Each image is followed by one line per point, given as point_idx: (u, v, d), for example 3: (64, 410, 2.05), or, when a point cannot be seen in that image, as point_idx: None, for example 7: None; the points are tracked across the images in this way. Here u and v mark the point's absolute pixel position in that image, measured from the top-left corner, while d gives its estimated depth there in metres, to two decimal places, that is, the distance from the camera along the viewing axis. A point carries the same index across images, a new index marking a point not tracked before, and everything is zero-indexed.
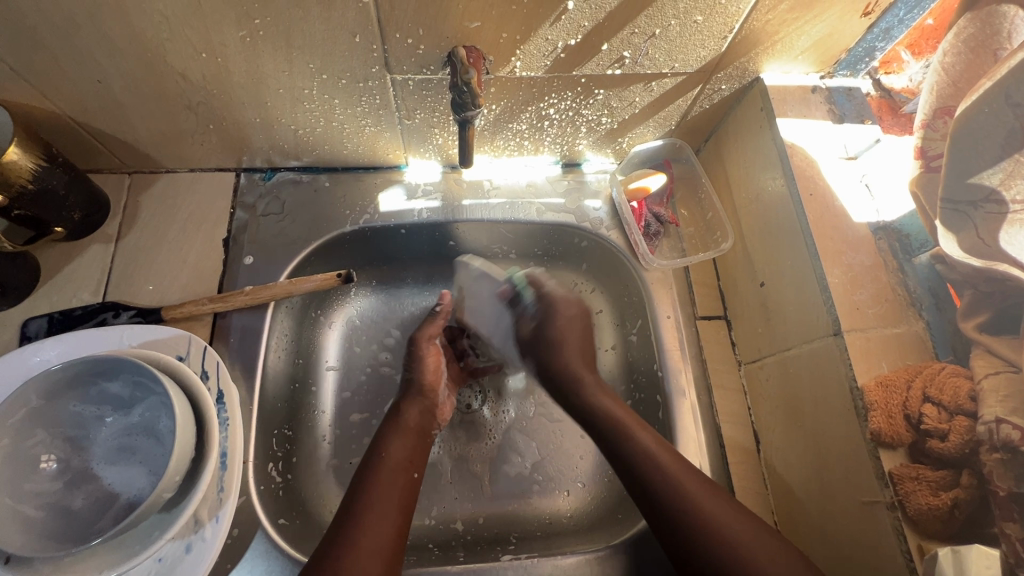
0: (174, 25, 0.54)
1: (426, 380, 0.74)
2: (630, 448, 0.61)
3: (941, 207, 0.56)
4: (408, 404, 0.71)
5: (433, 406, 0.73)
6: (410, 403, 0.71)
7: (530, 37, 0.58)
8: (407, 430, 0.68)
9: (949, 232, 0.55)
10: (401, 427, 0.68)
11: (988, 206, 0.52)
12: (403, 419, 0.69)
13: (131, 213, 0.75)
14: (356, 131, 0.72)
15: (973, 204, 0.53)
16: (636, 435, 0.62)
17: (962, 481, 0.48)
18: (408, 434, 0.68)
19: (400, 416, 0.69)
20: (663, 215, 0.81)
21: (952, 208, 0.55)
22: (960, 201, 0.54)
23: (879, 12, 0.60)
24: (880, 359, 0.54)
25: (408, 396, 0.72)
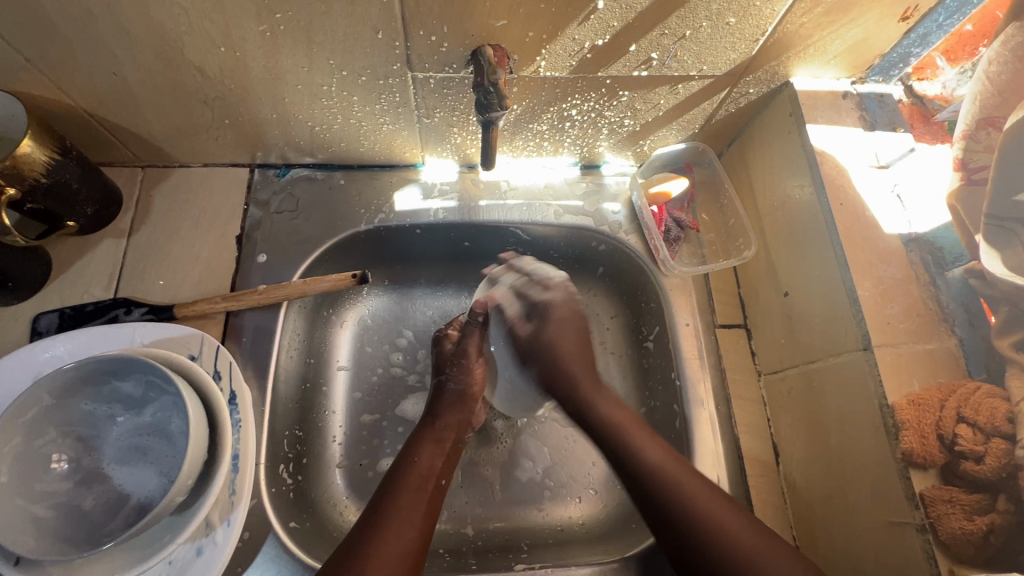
0: (193, 18, 0.52)
1: (471, 389, 0.72)
2: (624, 452, 0.60)
3: (985, 222, 0.56)
4: (447, 409, 0.70)
5: (471, 417, 0.72)
6: (449, 410, 0.70)
7: (556, 37, 0.56)
8: (442, 439, 0.67)
9: (993, 248, 0.54)
10: (437, 434, 0.67)
11: None
12: (439, 426, 0.68)
13: (143, 208, 0.74)
14: (374, 129, 0.71)
15: (1019, 221, 0.54)
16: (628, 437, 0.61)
17: (998, 506, 0.47)
18: (442, 443, 0.67)
19: (438, 422, 0.68)
20: (684, 220, 0.79)
21: (996, 225, 0.55)
22: (1006, 218, 0.54)
23: (918, 17, 0.58)
24: (911, 376, 0.53)
25: (446, 403, 0.70)
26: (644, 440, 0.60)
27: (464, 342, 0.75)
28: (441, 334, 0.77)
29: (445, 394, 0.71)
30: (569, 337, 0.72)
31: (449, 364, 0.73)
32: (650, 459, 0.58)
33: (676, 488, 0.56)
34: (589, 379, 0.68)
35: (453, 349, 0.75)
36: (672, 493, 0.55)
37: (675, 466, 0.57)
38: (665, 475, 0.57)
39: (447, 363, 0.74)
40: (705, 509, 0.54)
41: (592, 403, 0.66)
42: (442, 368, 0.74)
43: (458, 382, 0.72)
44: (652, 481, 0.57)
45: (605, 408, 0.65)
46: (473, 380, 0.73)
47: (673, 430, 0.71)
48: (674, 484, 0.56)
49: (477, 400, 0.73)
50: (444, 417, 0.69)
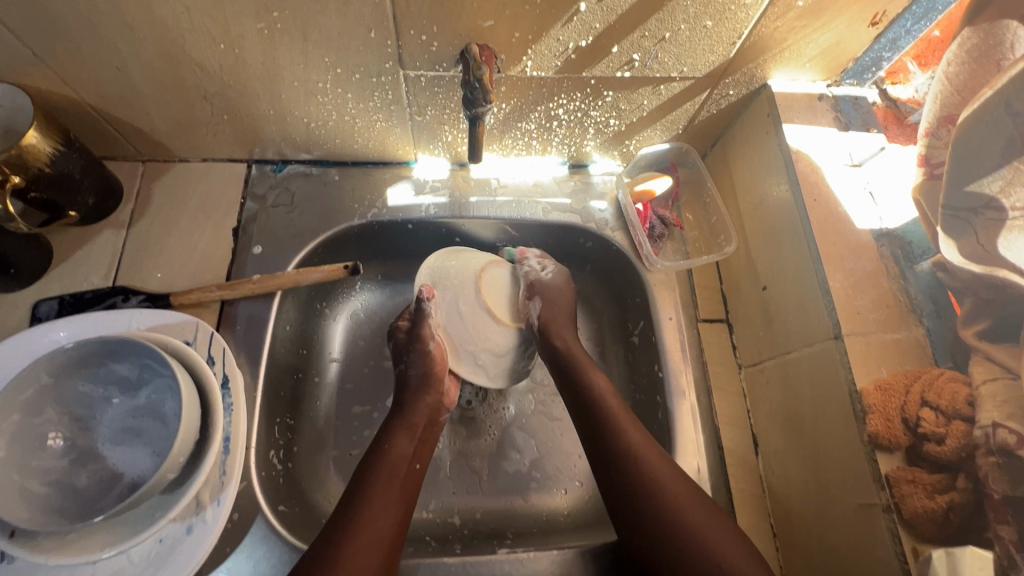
0: (194, 15, 0.55)
1: (433, 371, 0.72)
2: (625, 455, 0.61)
3: (941, 214, 0.57)
4: (414, 396, 0.71)
5: (441, 397, 0.73)
6: (415, 397, 0.71)
7: (541, 37, 0.59)
8: (414, 425, 0.69)
9: (949, 239, 0.56)
10: (408, 422, 0.69)
11: (988, 213, 0.53)
12: (410, 414, 0.70)
13: (143, 201, 0.77)
14: (368, 126, 0.74)
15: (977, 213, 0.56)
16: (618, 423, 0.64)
17: (958, 484, 0.48)
18: (415, 429, 0.69)
19: (407, 410, 0.70)
20: (668, 217, 0.82)
21: (952, 215, 0.56)
22: (960, 208, 0.56)
23: (886, 22, 0.61)
24: (880, 364, 0.55)
25: (412, 391, 0.71)
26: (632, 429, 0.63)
27: (413, 330, 0.75)
28: (392, 326, 0.77)
29: (407, 381, 0.72)
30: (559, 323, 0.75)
31: (408, 351, 0.73)
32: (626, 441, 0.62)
33: (647, 476, 0.59)
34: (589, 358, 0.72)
35: (406, 337, 0.75)
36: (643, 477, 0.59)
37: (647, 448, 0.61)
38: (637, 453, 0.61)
39: (405, 351, 0.74)
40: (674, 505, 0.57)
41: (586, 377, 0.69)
42: (402, 356, 0.74)
43: (419, 367, 0.72)
44: (628, 464, 0.60)
45: (605, 393, 0.67)
46: (432, 361, 0.73)
47: (655, 421, 0.73)
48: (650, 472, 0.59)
49: (443, 377, 0.73)
50: (411, 404, 0.70)
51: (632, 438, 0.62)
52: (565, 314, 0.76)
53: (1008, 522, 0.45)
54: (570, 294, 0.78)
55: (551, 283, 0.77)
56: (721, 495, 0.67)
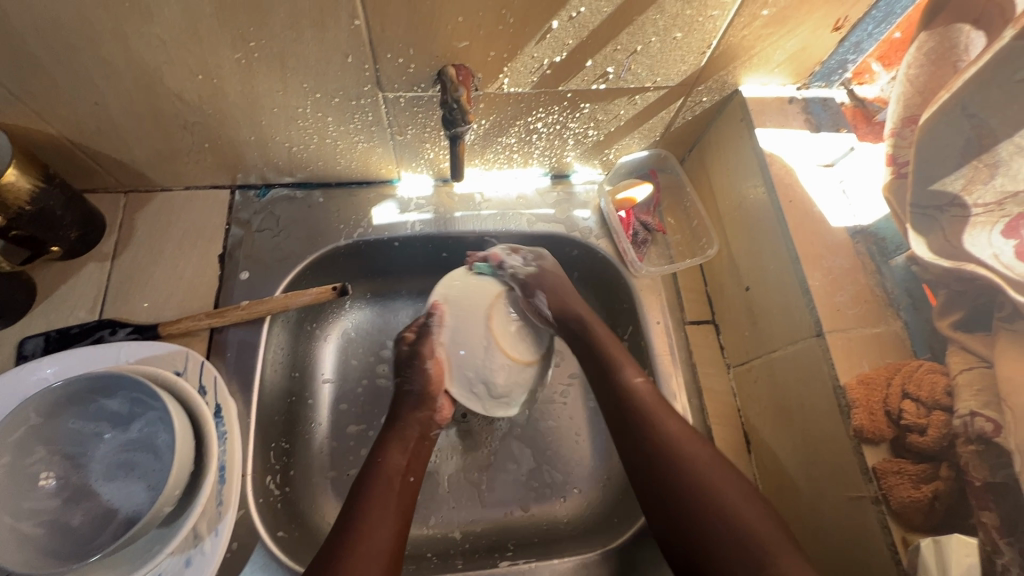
0: (171, 49, 0.55)
1: (429, 389, 0.73)
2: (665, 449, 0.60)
3: (910, 210, 0.58)
4: (407, 411, 0.71)
5: (434, 414, 0.73)
6: (410, 411, 0.71)
7: (516, 55, 0.60)
8: (406, 438, 0.69)
9: (920, 235, 0.57)
10: (400, 435, 0.69)
11: (953, 210, 0.55)
12: (402, 428, 0.70)
13: (127, 232, 0.76)
14: (349, 148, 0.74)
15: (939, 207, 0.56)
16: (659, 423, 0.62)
17: (941, 473, 0.49)
18: (407, 441, 0.69)
19: (399, 423, 0.70)
20: (650, 223, 0.83)
21: (921, 212, 0.57)
22: (928, 205, 0.57)
23: (849, 27, 0.63)
24: (861, 359, 0.56)
25: (408, 404, 0.72)
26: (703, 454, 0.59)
27: (418, 343, 0.75)
28: (397, 337, 0.77)
29: (403, 396, 0.73)
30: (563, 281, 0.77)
31: (407, 367, 0.74)
32: (663, 432, 0.61)
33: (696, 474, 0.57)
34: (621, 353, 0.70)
35: (408, 350, 0.75)
36: (689, 472, 0.58)
37: (683, 442, 0.60)
38: (672, 443, 0.60)
39: (404, 366, 0.75)
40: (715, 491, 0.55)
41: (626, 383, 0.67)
42: (401, 371, 0.74)
43: (416, 384, 0.73)
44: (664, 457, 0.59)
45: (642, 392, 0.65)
46: (429, 380, 0.73)
47: None
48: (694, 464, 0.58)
49: (438, 395, 0.74)
50: (406, 419, 0.71)
51: (670, 430, 0.61)
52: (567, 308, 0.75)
53: (990, 508, 0.46)
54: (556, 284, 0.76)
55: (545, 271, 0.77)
56: None
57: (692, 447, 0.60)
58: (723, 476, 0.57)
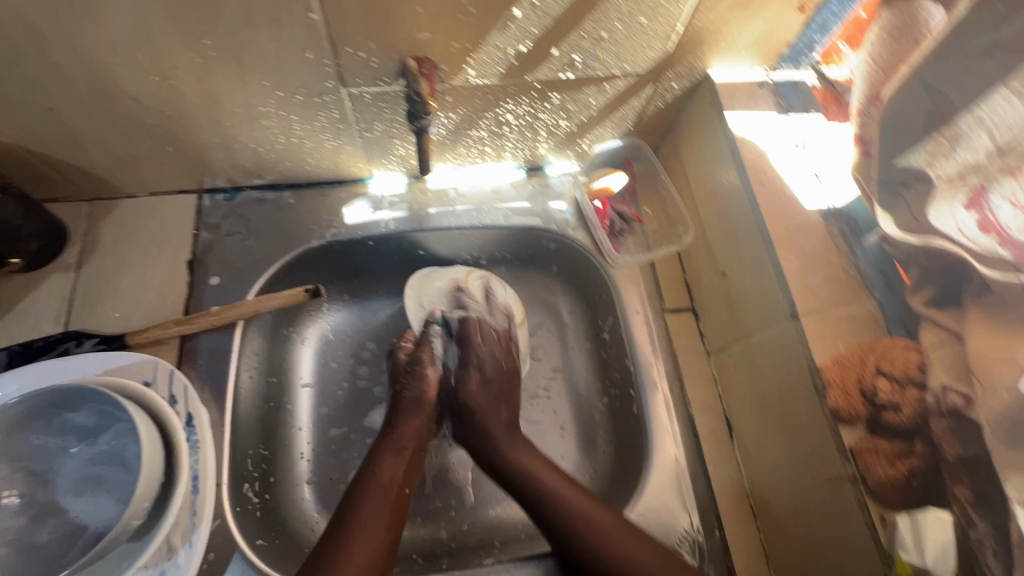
0: (122, 49, 0.54)
1: (427, 395, 0.72)
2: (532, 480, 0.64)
3: (876, 189, 0.55)
4: (404, 418, 0.70)
5: (431, 422, 0.71)
6: (406, 419, 0.70)
7: (480, 46, 0.59)
8: (402, 447, 0.67)
9: (886, 213, 0.54)
10: (396, 444, 0.67)
11: (917, 185, 0.51)
12: (398, 436, 0.68)
13: (91, 240, 0.74)
14: (317, 146, 0.73)
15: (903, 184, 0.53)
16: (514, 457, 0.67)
17: (917, 449, 0.49)
18: (404, 451, 0.67)
19: (396, 432, 0.68)
20: (626, 213, 0.83)
21: (886, 190, 0.54)
22: (892, 181, 0.53)
23: (813, 7, 0.62)
24: (836, 339, 0.56)
25: (405, 412, 0.70)
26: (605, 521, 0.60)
27: (417, 350, 0.75)
28: (394, 347, 0.77)
29: (401, 403, 0.71)
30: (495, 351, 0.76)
31: (404, 373, 0.73)
32: (522, 464, 0.66)
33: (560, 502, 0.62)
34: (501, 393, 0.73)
35: (408, 360, 0.75)
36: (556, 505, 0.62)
37: (545, 473, 0.65)
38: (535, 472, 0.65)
39: (402, 374, 0.74)
40: (582, 517, 0.61)
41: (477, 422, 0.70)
42: (399, 379, 0.73)
43: (413, 390, 0.72)
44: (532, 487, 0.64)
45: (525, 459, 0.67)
46: (428, 385, 0.72)
47: (632, 415, 0.74)
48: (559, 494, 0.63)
49: (436, 404, 0.73)
50: (401, 427, 0.69)
51: (528, 463, 0.66)
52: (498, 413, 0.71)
53: (963, 482, 0.46)
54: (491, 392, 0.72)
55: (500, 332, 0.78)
56: (701, 482, 0.68)
57: (555, 479, 0.64)
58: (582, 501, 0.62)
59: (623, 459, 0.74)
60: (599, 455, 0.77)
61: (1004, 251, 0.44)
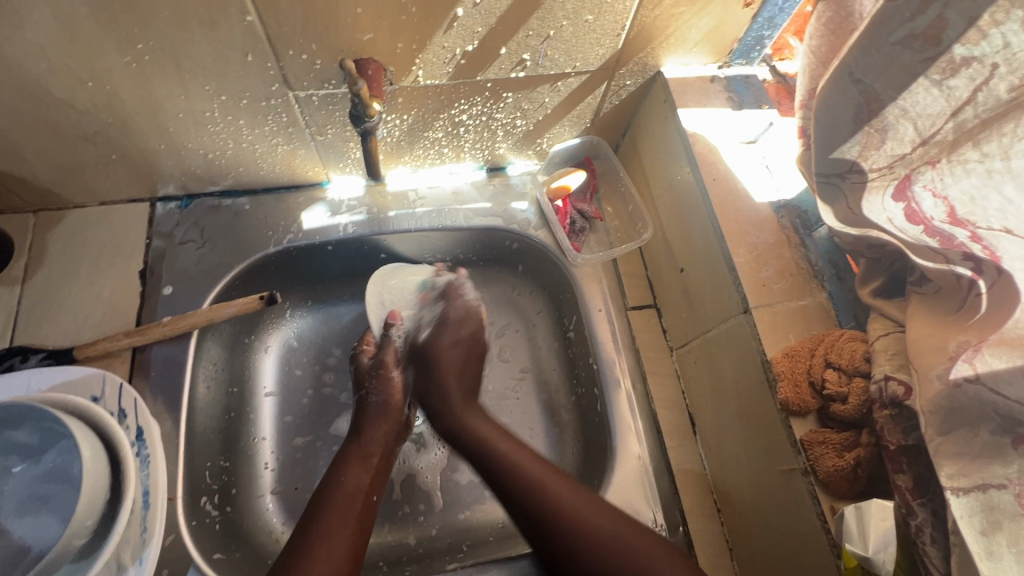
0: (52, 56, 0.52)
1: (394, 400, 0.71)
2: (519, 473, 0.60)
3: (816, 180, 0.52)
4: (371, 425, 0.68)
5: (399, 428, 0.70)
6: (374, 424, 0.69)
7: (426, 46, 0.59)
8: (369, 455, 0.66)
9: (825, 205, 0.53)
10: (363, 451, 0.66)
11: (853, 177, 0.49)
12: (367, 443, 0.67)
13: (38, 253, 0.72)
14: (269, 151, 0.72)
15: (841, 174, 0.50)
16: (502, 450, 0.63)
17: (863, 440, 0.49)
18: (370, 458, 0.66)
19: (364, 438, 0.67)
20: (588, 211, 0.83)
21: (825, 181, 0.51)
22: (830, 173, 0.51)
23: (759, 3, 0.63)
24: (788, 332, 0.57)
25: (371, 418, 0.69)
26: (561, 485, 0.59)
27: (379, 354, 0.74)
28: (356, 350, 0.75)
29: (367, 408, 0.70)
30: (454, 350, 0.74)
31: (369, 378, 0.72)
32: (510, 455, 0.62)
33: (547, 496, 0.57)
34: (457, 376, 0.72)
35: (370, 363, 0.74)
36: (543, 501, 0.57)
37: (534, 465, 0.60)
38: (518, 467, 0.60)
39: (365, 378, 0.73)
40: (567, 509, 0.56)
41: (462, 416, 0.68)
42: (364, 383, 0.72)
43: (379, 394, 0.71)
44: (516, 482, 0.59)
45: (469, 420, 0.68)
46: (394, 390, 0.72)
47: (597, 413, 0.73)
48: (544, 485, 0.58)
49: (403, 410, 0.72)
50: (368, 432, 0.68)
51: (515, 456, 0.62)
52: (457, 375, 0.72)
53: (905, 471, 0.45)
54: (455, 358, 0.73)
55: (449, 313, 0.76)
56: (664, 478, 0.68)
57: (538, 471, 0.60)
58: (570, 495, 0.58)
59: (589, 458, 0.74)
60: (567, 454, 0.76)
61: (931, 240, 0.43)
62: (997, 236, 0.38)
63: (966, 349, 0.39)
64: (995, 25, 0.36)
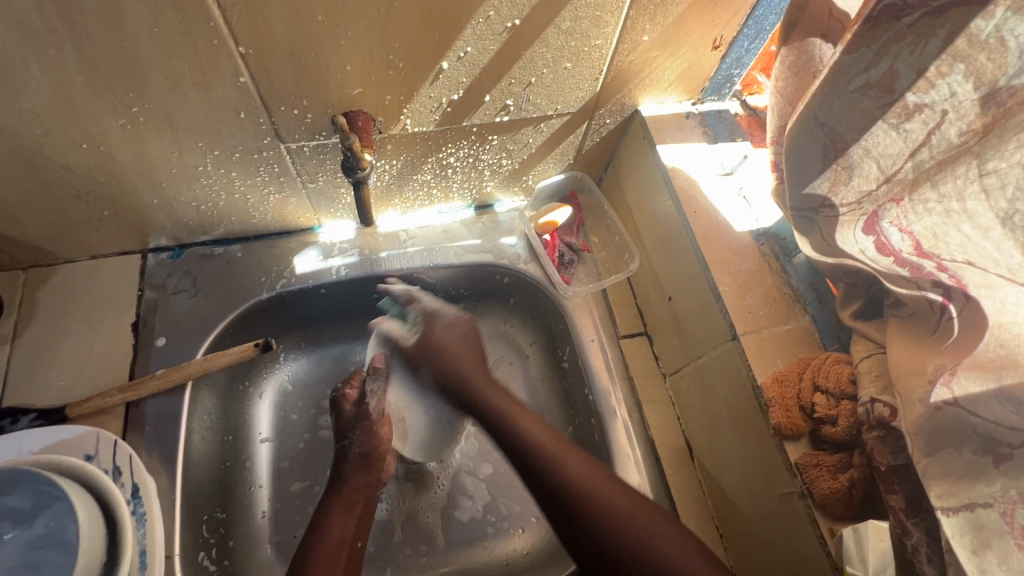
0: (47, 121, 0.53)
1: (378, 450, 0.70)
2: (573, 485, 0.56)
3: (791, 214, 0.56)
4: (352, 473, 0.68)
5: (381, 474, 0.71)
6: (355, 472, 0.69)
7: (413, 97, 0.61)
8: (353, 503, 0.66)
9: (802, 236, 0.55)
10: (347, 499, 0.66)
11: (825, 211, 0.52)
12: (347, 490, 0.67)
13: (27, 311, 0.72)
14: (261, 200, 0.73)
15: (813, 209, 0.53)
16: (564, 466, 0.58)
17: (855, 461, 0.50)
18: (353, 506, 0.66)
19: (345, 486, 0.67)
20: (575, 243, 0.86)
21: (799, 215, 0.55)
22: (803, 208, 0.54)
23: (726, 45, 0.67)
24: (775, 357, 0.58)
25: (352, 465, 0.69)
26: (597, 481, 0.56)
27: (362, 404, 0.73)
28: (339, 396, 0.74)
29: (347, 457, 0.69)
30: (451, 338, 0.74)
31: (353, 427, 0.71)
32: (568, 467, 0.57)
33: (587, 495, 0.55)
34: (520, 409, 0.65)
35: (353, 413, 0.73)
36: (589, 503, 0.55)
37: (589, 475, 0.57)
38: (576, 482, 0.56)
39: (348, 428, 0.72)
40: (608, 504, 0.54)
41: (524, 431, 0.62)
42: (345, 433, 0.71)
43: (362, 444, 0.70)
44: (572, 497, 0.55)
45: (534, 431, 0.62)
46: (377, 441, 0.71)
47: (595, 443, 0.74)
48: (587, 483, 0.56)
49: (386, 457, 0.72)
50: (348, 479, 0.68)
51: (572, 469, 0.57)
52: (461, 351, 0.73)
53: (897, 491, 0.47)
54: (460, 331, 0.75)
55: (443, 316, 0.76)
56: (665, 506, 0.68)
57: (593, 479, 0.56)
58: (613, 490, 0.56)
59: None
60: None
61: (901, 270, 0.45)
62: (961, 266, 0.41)
63: (943, 372, 0.41)
64: (940, 77, 0.41)
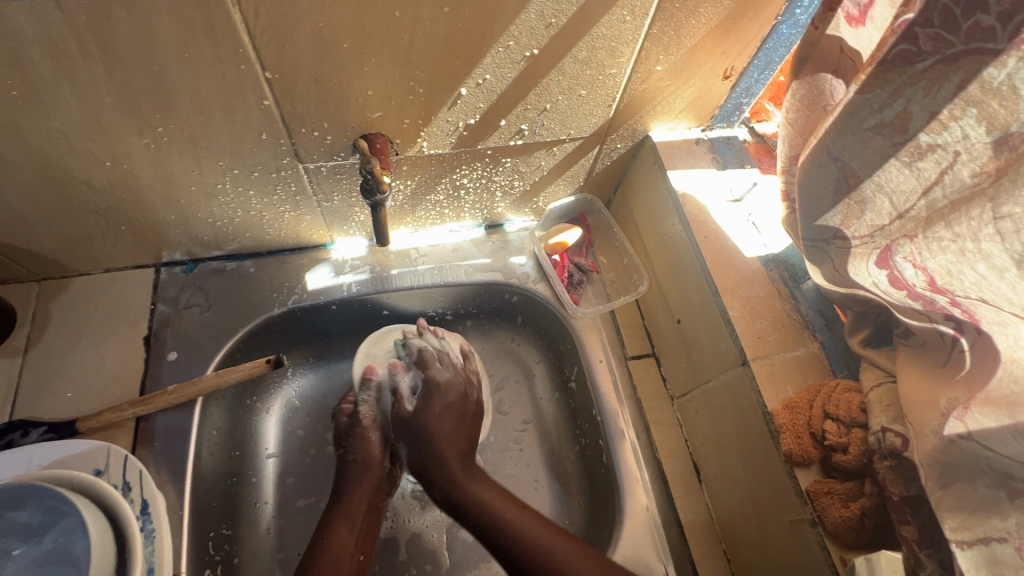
0: (73, 140, 0.54)
1: (374, 456, 0.72)
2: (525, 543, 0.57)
3: (803, 244, 0.57)
4: (352, 482, 0.70)
5: (380, 482, 0.72)
6: (354, 483, 0.70)
7: (431, 121, 0.62)
8: (352, 514, 0.67)
9: (814, 266, 0.57)
10: (346, 511, 0.67)
11: (837, 243, 0.53)
12: (347, 503, 0.68)
13: (40, 323, 0.72)
14: (275, 218, 0.74)
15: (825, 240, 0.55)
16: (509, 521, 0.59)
17: (866, 490, 0.51)
18: (354, 520, 0.67)
19: (344, 498, 0.68)
20: (584, 264, 0.86)
21: (811, 245, 0.56)
22: (815, 238, 0.55)
23: (737, 75, 0.68)
24: (785, 383, 0.59)
25: (353, 476, 0.70)
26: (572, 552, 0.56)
27: (357, 413, 0.75)
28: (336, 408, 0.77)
29: (346, 467, 0.71)
30: (446, 419, 0.69)
31: (348, 437, 0.74)
32: (521, 527, 0.58)
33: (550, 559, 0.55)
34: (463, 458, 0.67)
35: (347, 423, 0.75)
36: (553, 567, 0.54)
37: (542, 533, 0.57)
38: (528, 537, 0.57)
39: (346, 437, 0.74)
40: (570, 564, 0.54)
41: (467, 486, 0.63)
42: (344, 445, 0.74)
43: (359, 452, 0.72)
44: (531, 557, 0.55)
45: (478, 488, 0.63)
46: (372, 447, 0.73)
47: (602, 465, 0.74)
48: (540, 542, 0.56)
49: (384, 463, 0.73)
50: (350, 490, 0.69)
51: (518, 522, 0.58)
52: (453, 439, 0.68)
53: (910, 522, 0.47)
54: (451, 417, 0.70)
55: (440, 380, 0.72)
56: (673, 530, 0.69)
57: (542, 536, 0.57)
58: (566, 546, 0.56)
59: (596, 511, 0.74)
60: (574, 508, 0.76)
61: (914, 303, 0.46)
62: (975, 303, 0.42)
63: (956, 406, 0.42)
64: (953, 119, 0.42)
